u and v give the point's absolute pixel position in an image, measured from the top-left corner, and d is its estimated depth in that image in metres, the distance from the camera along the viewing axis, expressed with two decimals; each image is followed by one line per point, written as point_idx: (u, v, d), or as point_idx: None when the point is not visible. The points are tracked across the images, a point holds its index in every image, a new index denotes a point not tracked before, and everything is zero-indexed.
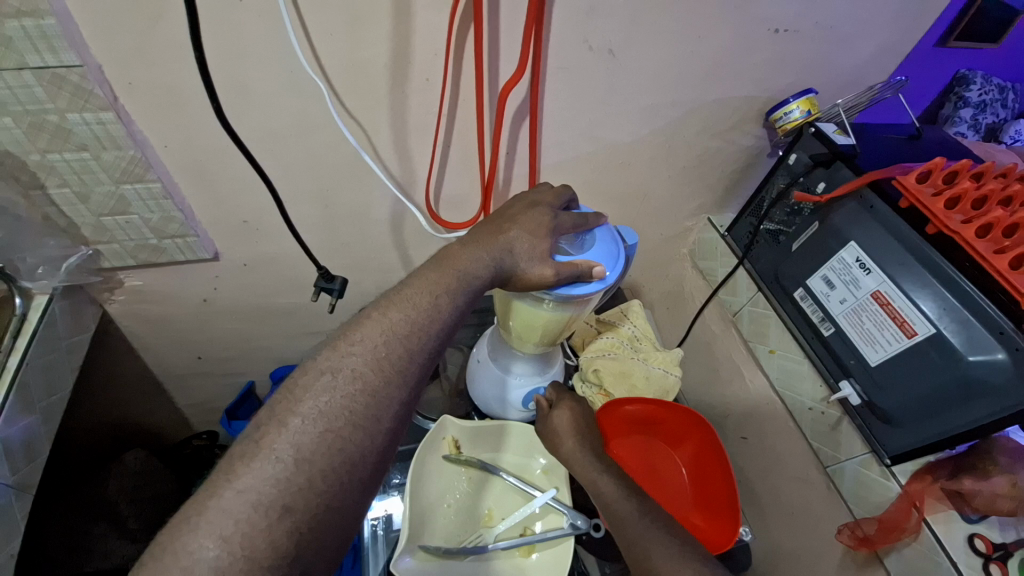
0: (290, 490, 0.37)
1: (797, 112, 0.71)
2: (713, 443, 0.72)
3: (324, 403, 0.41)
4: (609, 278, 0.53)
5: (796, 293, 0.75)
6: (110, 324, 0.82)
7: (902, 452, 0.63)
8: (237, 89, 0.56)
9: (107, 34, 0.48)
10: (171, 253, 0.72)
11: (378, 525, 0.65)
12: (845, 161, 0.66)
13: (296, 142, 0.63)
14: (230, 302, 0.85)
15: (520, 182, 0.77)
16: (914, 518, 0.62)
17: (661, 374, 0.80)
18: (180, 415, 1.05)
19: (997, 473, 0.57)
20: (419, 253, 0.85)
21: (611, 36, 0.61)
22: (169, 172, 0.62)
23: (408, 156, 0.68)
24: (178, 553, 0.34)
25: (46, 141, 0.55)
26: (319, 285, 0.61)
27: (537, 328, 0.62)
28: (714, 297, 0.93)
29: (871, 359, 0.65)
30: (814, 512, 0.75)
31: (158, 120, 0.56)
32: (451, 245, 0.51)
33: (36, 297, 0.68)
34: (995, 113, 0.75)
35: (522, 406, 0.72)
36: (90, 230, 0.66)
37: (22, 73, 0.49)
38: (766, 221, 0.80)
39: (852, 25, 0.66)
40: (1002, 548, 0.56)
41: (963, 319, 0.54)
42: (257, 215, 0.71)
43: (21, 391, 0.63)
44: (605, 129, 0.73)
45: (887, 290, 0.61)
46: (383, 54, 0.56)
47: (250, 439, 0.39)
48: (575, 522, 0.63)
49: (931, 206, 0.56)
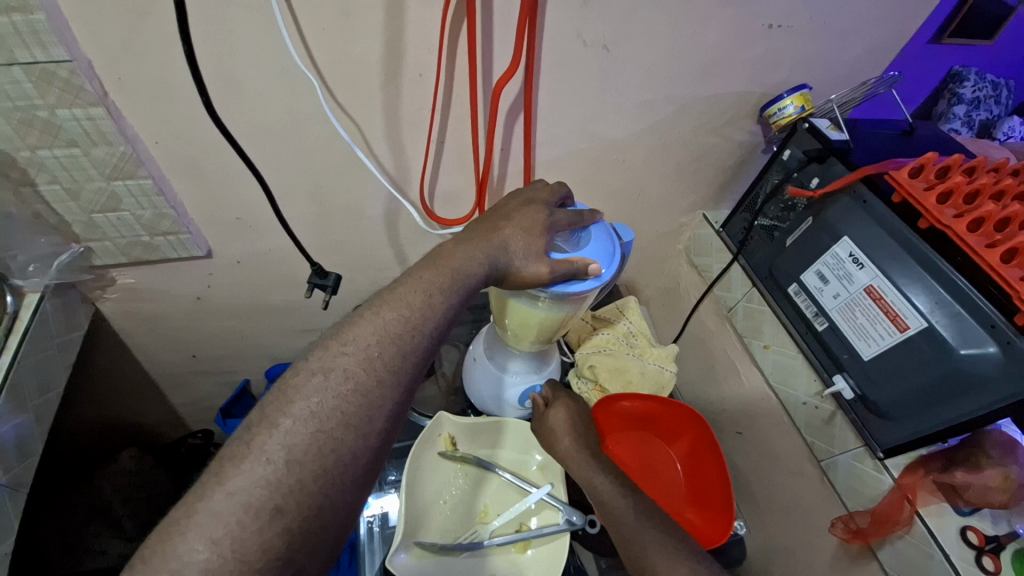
0: (281, 491, 0.37)
1: (791, 108, 0.70)
2: (707, 438, 0.72)
3: (316, 404, 0.40)
4: (604, 275, 0.53)
5: (790, 288, 0.75)
6: (102, 322, 0.81)
7: (895, 445, 0.63)
8: (228, 83, 0.55)
9: (96, 29, 0.48)
10: (163, 251, 0.72)
11: (374, 522, 0.65)
12: (839, 157, 0.66)
13: (290, 138, 0.63)
14: (223, 300, 0.84)
15: (514, 178, 0.77)
16: (906, 511, 0.62)
17: (656, 370, 0.80)
18: (175, 414, 1.05)
19: (989, 466, 0.58)
20: (413, 250, 0.85)
21: (606, 32, 0.61)
22: (160, 168, 0.62)
23: (402, 151, 0.68)
24: (167, 555, 0.34)
25: (36, 138, 0.55)
26: (313, 281, 0.61)
27: (533, 326, 0.62)
28: (708, 292, 0.93)
29: (865, 354, 0.65)
30: (808, 506, 0.76)
31: (148, 115, 0.56)
32: (446, 244, 0.50)
33: (27, 295, 0.67)
34: (989, 109, 0.75)
35: (518, 404, 0.72)
36: (81, 227, 0.66)
37: (12, 69, 0.48)
38: (761, 217, 0.80)
39: (847, 21, 0.66)
40: (994, 541, 0.57)
41: (955, 313, 0.54)
42: (251, 212, 0.70)
43: (13, 390, 0.62)
44: (601, 124, 0.72)
45: (880, 284, 0.62)
46: (376, 49, 0.56)
47: (241, 441, 0.39)
48: (571, 518, 0.64)
49: (923, 201, 0.56)
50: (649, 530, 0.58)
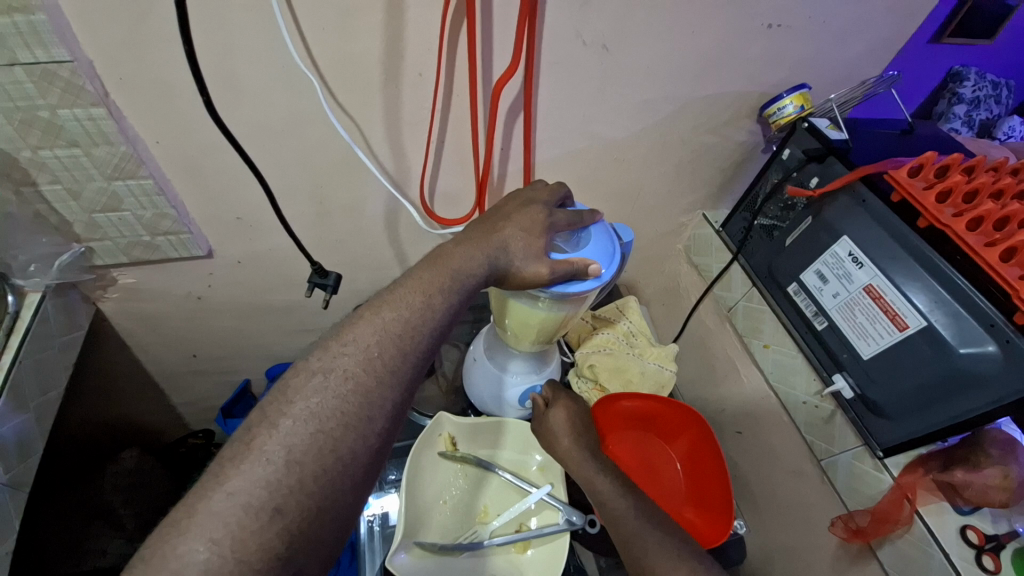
0: (281, 492, 0.37)
1: (790, 107, 0.70)
2: (707, 438, 0.72)
3: (316, 405, 0.41)
4: (604, 275, 0.54)
5: (790, 288, 0.75)
6: (104, 322, 0.81)
7: (895, 444, 0.63)
8: (228, 83, 0.55)
9: (96, 29, 0.48)
10: (164, 250, 0.72)
11: (374, 521, 0.65)
12: (838, 156, 0.66)
13: (291, 139, 0.63)
14: (224, 300, 0.84)
15: (514, 178, 0.77)
16: (906, 510, 0.62)
17: (656, 369, 0.80)
18: (176, 414, 1.05)
19: (988, 465, 0.58)
20: (413, 250, 0.85)
21: (605, 32, 0.61)
22: (161, 168, 0.62)
23: (402, 151, 0.68)
24: (167, 555, 0.34)
25: (37, 138, 0.55)
26: (313, 280, 0.61)
27: (533, 326, 0.62)
28: (709, 292, 0.93)
29: (864, 353, 0.65)
30: (808, 506, 0.76)
31: (149, 115, 0.56)
32: (446, 244, 0.51)
33: (28, 294, 0.67)
34: (989, 108, 0.75)
35: (519, 404, 0.73)
36: (82, 227, 0.66)
37: (13, 69, 0.48)
38: (760, 217, 0.80)
39: (846, 21, 0.66)
40: (994, 540, 0.56)
41: (955, 312, 0.54)
42: (253, 212, 0.71)
43: (13, 391, 0.62)
44: (601, 124, 0.72)
45: (879, 283, 0.62)
46: (376, 48, 0.56)
47: (240, 441, 0.39)
48: (571, 518, 0.64)
49: (922, 200, 0.57)
50: (649, 530, 0.58)
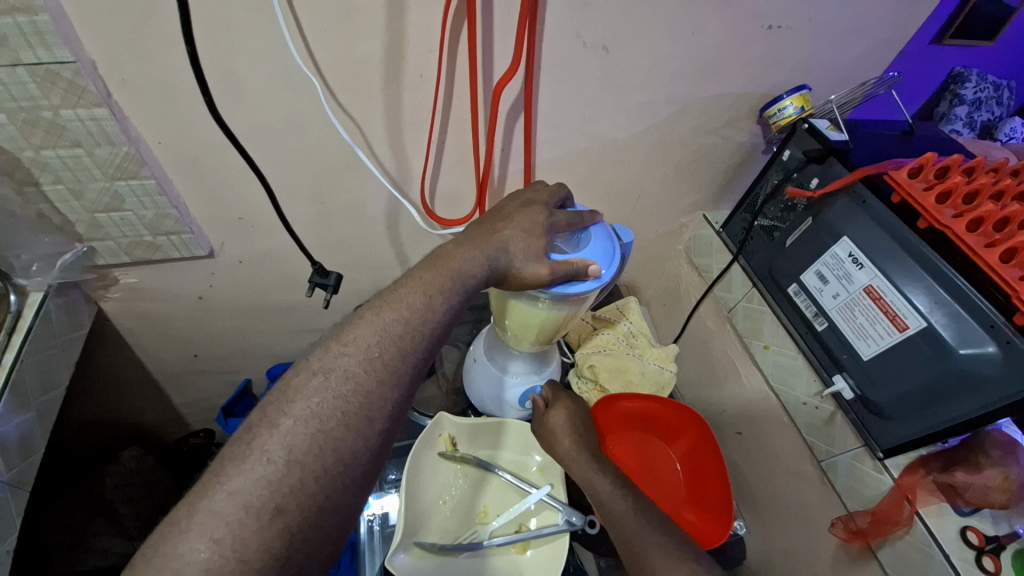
0: (281, 491, 0.37)
1: (791, 108, 0.70)
2: (707, 439, 0.72)
3: (317, 405, 0.41)
4: (604, 276, 0.54)
5: (790, 289, 0.75)
6: (105, 322, 0.81)
7: (895, 445, 0.63)
8: (230, 83, 0.56)
9: (98, 30, 0.48)
10: (166, 250, 0.72)
11: (373, 521, 0.65)
12: (839, 157, 0.66)
13: (292, 139, 0.63)
14: (225, 299, 0.85)
15: (515, 178, 0.77)
16: (906, 511, 0.62)
17: (656, 370, 0.80)
18: (176, 413, 1.05)
19: (988, 466, 0.58)
20: (414, 250, 0.85)
21: (606, 32, 0.61)
22: (163, 168, 0.62)
23: (402, 152, 0.68)
24: (168, 555, 0.34)
25: (40, 138, 0.55)
26: (314, 280, 0.61)
27: (533, 326, 0.62)
28: (709, 293, 0.93)
29: (864, 354, 0.65)
30: (809, 508, 0.75)
31: (151, 115, 0.56)
32: (446, 245, 0.51)
33: (31, 294, 0.68)
34: (990, 110, 0.75)
35: (519, 405, 0.73)
36: (84, 226, 0.66)
37: (16, 70, 0.49)
38: (761, 217, 0.80)
39: (847, 21, 0.66)
40: (994, 541, 0.56)
41: (955, 313, 0.54)
42: (254, 212, 0.71)
43: (14, 390, 0.62)
44: (601, 124, 0.73)
45: (879, 284, 0.62)
46: (377, 49, 0.56)
47: (241, 441, 0.39)
48: (570, 518, 0.64)
49: (922, 201, 0.57)
50: (649, 531, 0.58)
